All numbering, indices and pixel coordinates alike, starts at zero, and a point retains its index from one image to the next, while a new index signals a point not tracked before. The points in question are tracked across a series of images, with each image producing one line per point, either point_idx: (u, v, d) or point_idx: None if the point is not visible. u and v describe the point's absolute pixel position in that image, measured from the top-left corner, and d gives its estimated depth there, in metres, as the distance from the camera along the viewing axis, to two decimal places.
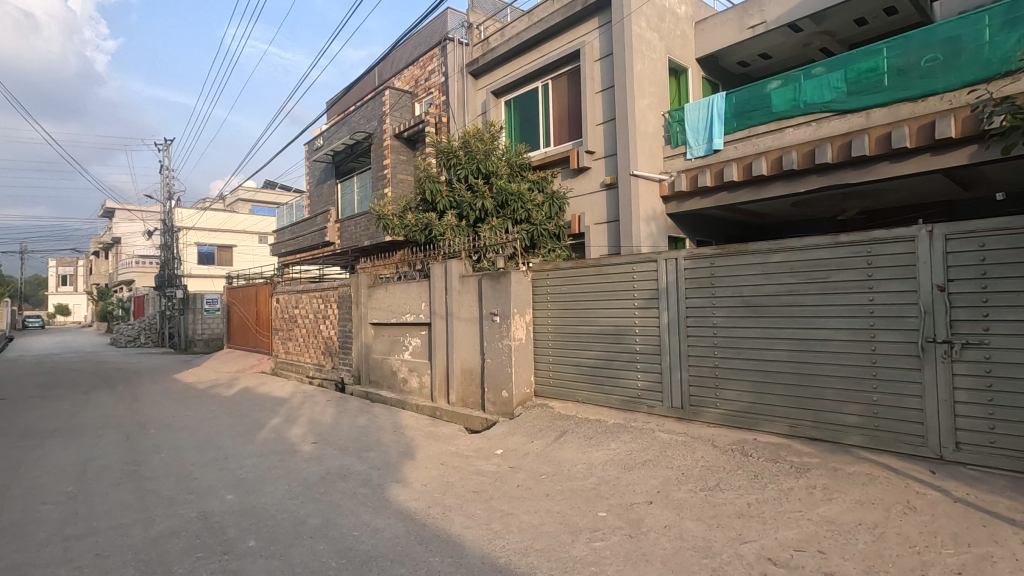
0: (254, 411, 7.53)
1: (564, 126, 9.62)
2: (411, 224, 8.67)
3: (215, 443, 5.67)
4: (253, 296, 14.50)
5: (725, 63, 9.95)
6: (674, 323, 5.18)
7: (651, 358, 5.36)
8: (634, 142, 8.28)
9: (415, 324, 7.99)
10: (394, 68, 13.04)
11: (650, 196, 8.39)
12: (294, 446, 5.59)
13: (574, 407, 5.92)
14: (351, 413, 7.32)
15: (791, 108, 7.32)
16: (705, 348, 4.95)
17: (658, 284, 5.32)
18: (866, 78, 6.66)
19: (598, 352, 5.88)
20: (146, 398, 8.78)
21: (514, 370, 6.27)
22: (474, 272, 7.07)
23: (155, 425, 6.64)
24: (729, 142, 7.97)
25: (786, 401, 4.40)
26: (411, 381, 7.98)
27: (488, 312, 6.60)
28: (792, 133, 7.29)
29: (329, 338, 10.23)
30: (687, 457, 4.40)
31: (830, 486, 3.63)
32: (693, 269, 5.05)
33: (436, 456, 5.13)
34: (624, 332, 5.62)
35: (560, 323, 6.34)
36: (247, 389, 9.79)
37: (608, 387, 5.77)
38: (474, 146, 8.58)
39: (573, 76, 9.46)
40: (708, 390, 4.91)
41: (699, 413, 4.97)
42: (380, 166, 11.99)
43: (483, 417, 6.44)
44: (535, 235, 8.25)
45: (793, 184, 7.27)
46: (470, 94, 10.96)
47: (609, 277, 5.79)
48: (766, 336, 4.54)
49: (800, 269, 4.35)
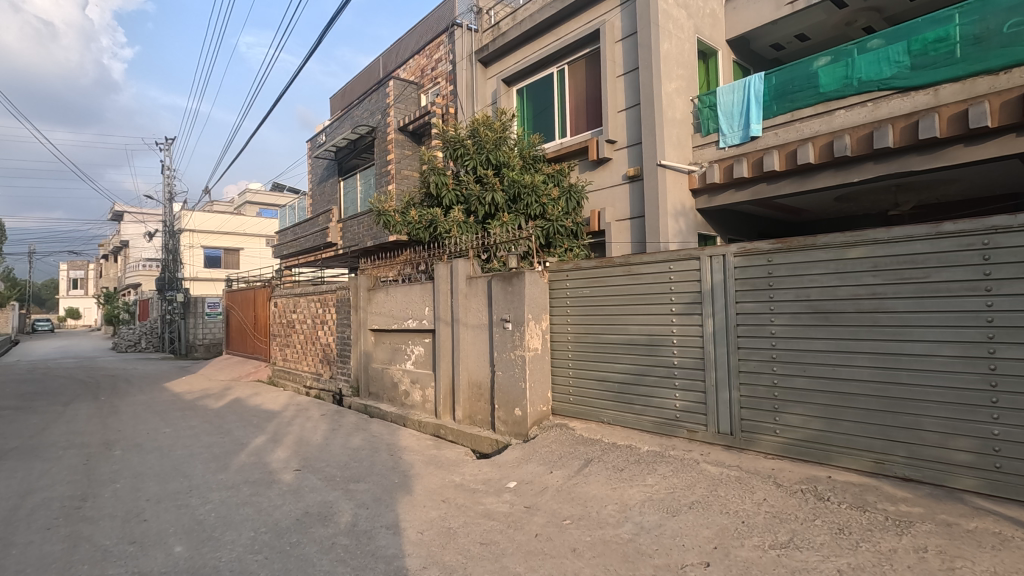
0: (238, 428, 6.77)
1: (582, 115, 8.81)
2: (414, 221, 7.87)
3: (183, 470, 4.90)
4: (251, 299, 13.83)
5: (756, 46, 9.12)
6: (721, 332, 4.34)
7: (692, 374, 4.53)
8: (660, 129, 7.47)
9: (418, 331, 7.21)
10: (399, 59, 12.31)
11: (678, 189, 7.56)
12: (272, 474, 4.79)
13: (598, 429, 5.10)
14: (344, 431, 6.53)
15: (841, 88, 6.46)
16: (759, 362, 4.12)
17: (701, 286, 4.48)
18: (933, 50, 5.80)
19: (627, 364, 5.05)
20: (126, 410, 8.06)
21: (528, 386, 5.46)
22: (483, 273, 6.31)
23: (123, 445, 5.88)
24: (768, 128, 7.12)
25: (867, 431, 3.55)
26: (414, 395, 7.18)
27: (498, 317, 5.80)
28: (843, 115, 6.43)
29: (327, 345, 9.47)
30: (744, 500, 3.55)
31: (948, 550, 2.76)
32: (746, 268, 4.22)
33: (436, 491, 4.31)
34: (658, 343, 4.79)
35: (582, 331, 5.51)
36: (237, 401, 9.04)
37: (639, 407, 4.92)
38: (483, 136, 7.82)
39: (592, 59, 8.65)
40: (764, 412, 4.07)
41: (754, 441, 4.12)
42: (384, 161, 11.30)
43: (493, 439, 5.67)
44: (550, 232, 7.41)
45: (845, 173, 6.39)
46: (480, 84, 10.21)
47: (640, 278, 4.97)
48: (841, 349, 3.69)
49: (886, 266, 3.50)
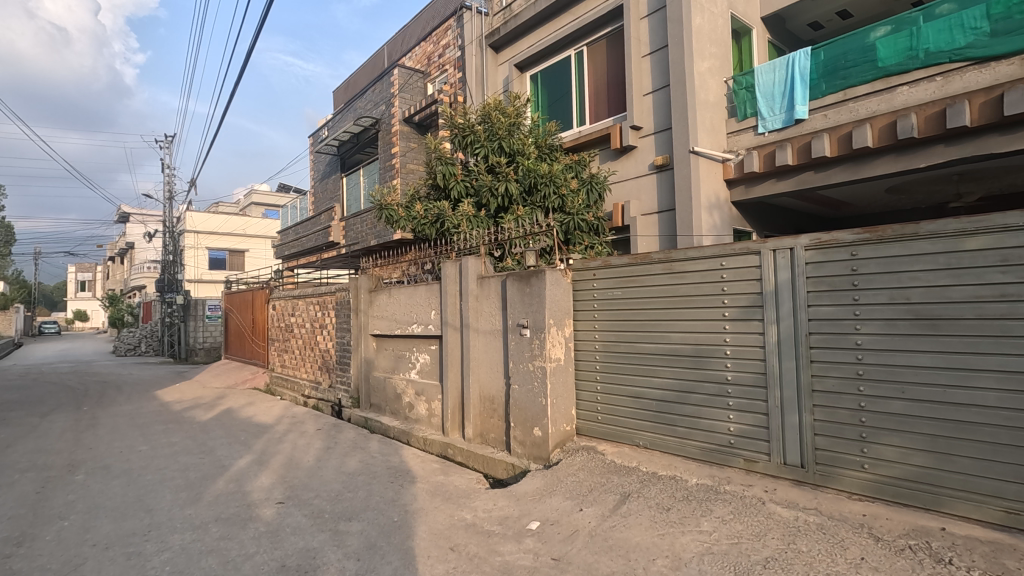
0: (222, 446, 6.06)
1: (602, 101, 8.07)
2: (419, 216, 7.11)
3: (147, 502, 4.19)
4: (249, 301, 13.16)
5: (792, 25, 8.34)
6: (789, 342, 3.57)
7: (750, 392, 3.77)
8: (692, 113, 6.70)
9: (423, 337, 6.48)
10: (405, 47, 11.61)
11: (712, 179, 6.79)
12: (250, 508, 4.06)
13: (632, 456, 4.34)
14: (340, 451, 5.80)
15: (904, 60, 5.67)
16: (839, 380, 3.35)
17: (763, 286, 3.72)
18: (1018, 12, 5.01)
19: (667, 379, 4.29)
20: (105, 423, 7.38)
21: (549, 403, 4.72)
22: (496, 272, 5.62)
23: (89, 468, 5.17)
24: (815, 109, 6.34)
25: (994, 471, 2.78)
26: (419, 408, 6.45)
27: (514, 323, 5.05)
28: (906, 92, 5.64)
29: (326, 351, 8.78)
30: (835, 559, 2.77)
31: None
32: (822, 264, 3.44)
33: (442, 535, 3.57)
34: (707, 355, 4.02)
35: (610, 338, 4.76)
36: (227, 412, 8.34)
37: (682, 430, 4.16)
38: (496, 121, 7.07)
39: (613, 39, 7.91)
40: (847, 442, 3.30)
41: (834, 477, 3.35)
42: (388, 155, 10.65)
43: (509, 463, 4.95)
44: (570, 227, 6.64)
45: (909, 159, 5.60)
46: (490, 69, 9.45)
47: (683, 278, 4.21)
48: (955, 366, 2.92)
49: (1020, 260, 2.75)
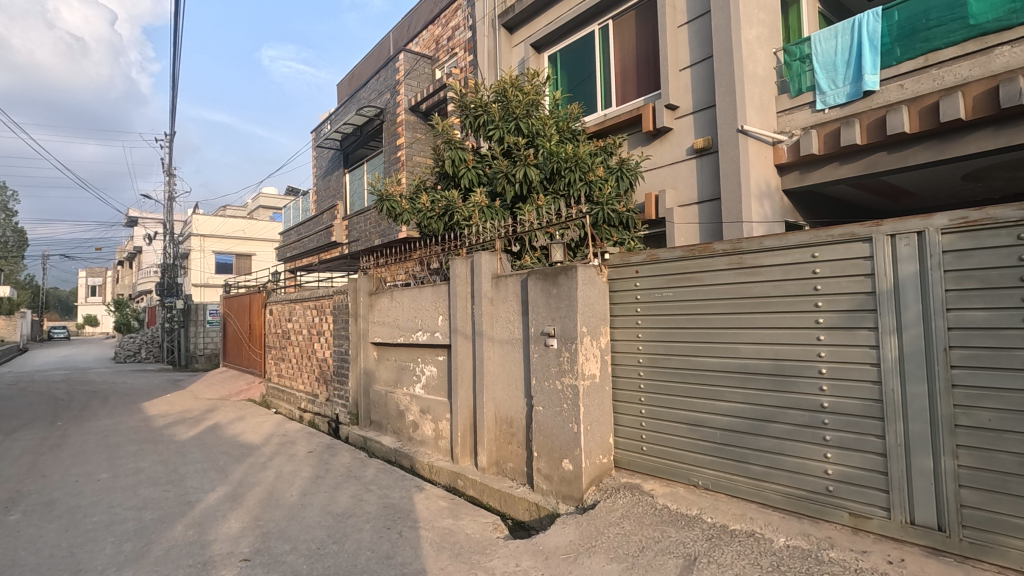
0: (195, 473, 5.20)
1: (630, 80, 7.18)
2: (424, 208, 6.23)
3: (79, 558, 3.33)
4: (247, 306, 12.35)
5: None
6: (917, 358, 2.64)
7: (856, 424, 2.84)
8: (740, 86, 5.78)
9: (429, 347, 5.61)
10: (411, 32, 10.80)
11: (763, 163, 5.87)
12: (206, 568, 3.19)
13: (692, 500, 3.41)
14: (330, 482, 4.91)
15: (1004, 15, 4.72)
16: (999, 414, 2.42)
17: (877, 284, 2.78)
18: None
19: (734, 404, 3.36)
20: (72, 443, 6.54)
21: (582, 431, 3.80)
22: (514, 270, 4.74)
23: (27, 506, 4.32)
24: (888, 79, 5.39)
25: None
26: (425, 429, 5.56)
27: (539, 330, 4.15)
28: (1007, 52, 4.69)
29: (323, 361, 7.92)
30: None
31: None
32: (969, 253, 2.52)
33: None
34: (791, 374, 3.10)
35: (658, 350, 3.83)
36: (213, 428, 7.49)
37: (758, 470, 3.23)
38: (512, 99, 6.20)
39: (643, 9, 7.00)
40: (1015, 501, 2.37)
41: (992, 549, 2.42)
42: (393, 147, 9.85)
43: (532, 502, 4.06)
44: (599, 218, 5.73)
45: (1011, 132, 4.65)
46: (504, 50, 8.57)
47: (757, 274, 3.28)
48: None
49: None
